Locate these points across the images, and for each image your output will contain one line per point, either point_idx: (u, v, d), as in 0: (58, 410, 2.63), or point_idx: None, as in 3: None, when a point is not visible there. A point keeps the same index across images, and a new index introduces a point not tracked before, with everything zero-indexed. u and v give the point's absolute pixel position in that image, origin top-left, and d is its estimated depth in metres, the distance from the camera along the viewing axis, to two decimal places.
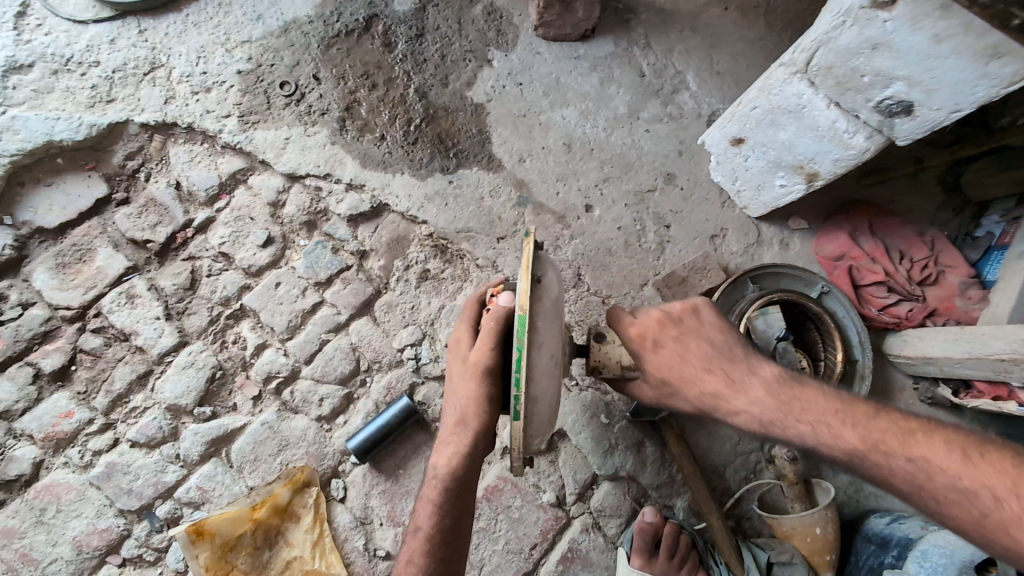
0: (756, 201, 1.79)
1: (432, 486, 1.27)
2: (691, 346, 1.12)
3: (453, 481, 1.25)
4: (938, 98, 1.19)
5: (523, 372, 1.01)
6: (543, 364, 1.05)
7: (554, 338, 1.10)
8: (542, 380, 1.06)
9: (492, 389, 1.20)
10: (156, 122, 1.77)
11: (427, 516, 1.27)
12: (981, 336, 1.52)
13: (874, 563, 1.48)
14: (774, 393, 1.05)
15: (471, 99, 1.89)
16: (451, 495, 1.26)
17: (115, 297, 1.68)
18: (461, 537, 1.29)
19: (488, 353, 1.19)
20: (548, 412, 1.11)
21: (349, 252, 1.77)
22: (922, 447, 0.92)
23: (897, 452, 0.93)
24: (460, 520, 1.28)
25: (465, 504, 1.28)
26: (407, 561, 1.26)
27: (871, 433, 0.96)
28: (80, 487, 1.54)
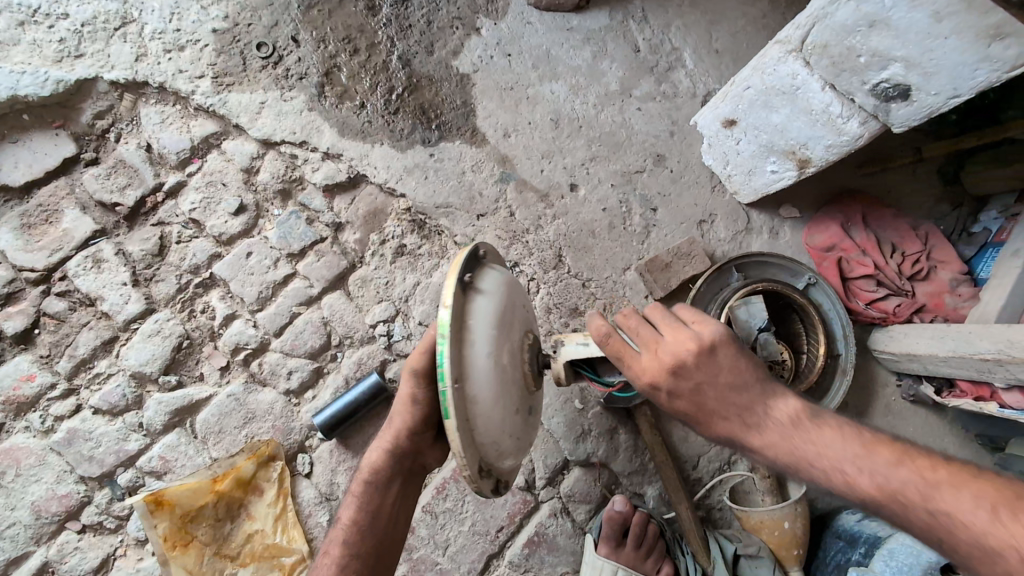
0: (746, 186, 1.71)
1: (357, 479, 1.28)
2: (706, 391, 0.97)
3: (374, 476, 1.26)
4: (936, 82, 1.13)
5: (444, 369, 0.93)
6: (476, 361, 0.97)
7: (493, 340, 1.00)
8: (476, 381, 0.97)
9: (423, 393, 1.19)
10: (126, 80, 1.70)
11: (347, 508, 1.26)
12: (968, 335, 1.47)
13: (842, 559, 1.45)
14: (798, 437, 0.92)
15: (456, 69, 1.81)
16: (373, 488, 1.26)
17: (81, 261, 1.63)
18: (381, 539, 1.27)
19: (421, 359, 1.16)
20: (492, 415, 0.99)
21: (323, 223, 1.71)
22: (949, 502, 0.80)
23: (917, 505, 0.82)
24: (380, 521, 1.26)
25: (388, 500, 1.27)
26: (324, 554, 1.24)
27: (890, 483, 0.84)
28: (40, 453, 1.52)
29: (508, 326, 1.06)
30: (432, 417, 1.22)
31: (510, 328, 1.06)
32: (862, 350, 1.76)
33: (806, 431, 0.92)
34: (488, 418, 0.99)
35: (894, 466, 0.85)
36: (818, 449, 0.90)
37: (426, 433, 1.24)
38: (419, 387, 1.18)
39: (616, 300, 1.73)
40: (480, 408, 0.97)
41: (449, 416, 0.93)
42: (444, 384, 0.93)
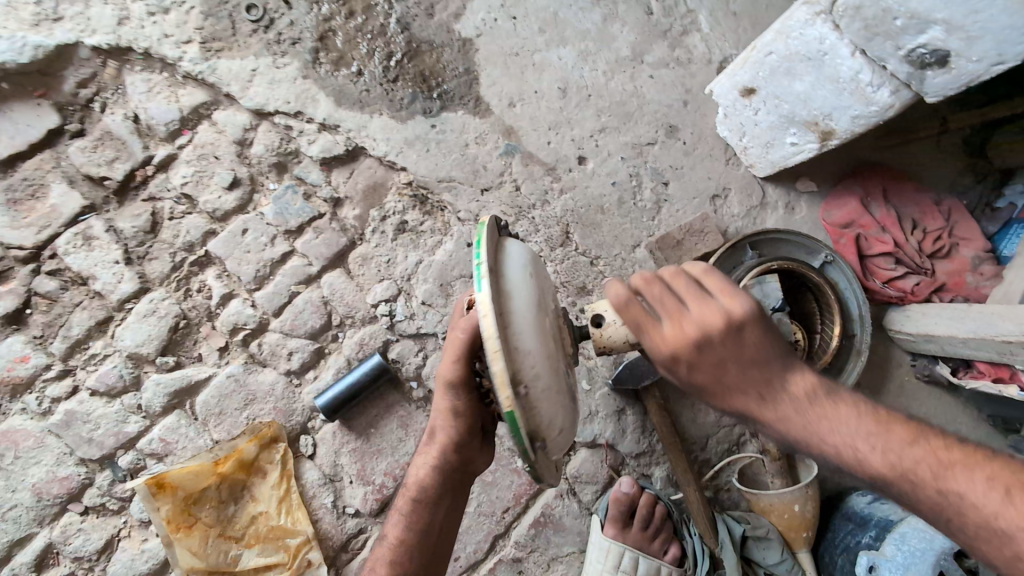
0: (763, 159, 1.64)
1: (404, 495, 1.23)
2: (728, 365, 0.84)
3: (425, 492, 1.19)
4: (978, 47, 1.05)
5: (480, 248, 0.93)
6: (509, 266, 0.96)
7: (525, 255, 1.01)
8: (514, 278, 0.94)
9: (461, 402, 1.14)
10: (109, 45, 1.60)
11: (396, 524, 1.22)
12: (990, 317, 1.42)
13: (851, 541, 1.44)
14: (855, 438, 0.79)
15: (458, 33, 1.71)
16: (423, 506, 1.20)
17: (70, 238, 1.57)
18: (431, 558, 1.21)
19: (452, 368, 1.09)
20: (529, 317, 0.91)
21: (321, 199, 1.65)
22: (961, 484, 0.74)
23: (927, 485, 0.75)
24: (431, 535, 1.21)
25: (440, 517, 1.22)
26: (373, 566, 1.20)
27: (901, 459, 0.77)
28: (38, 435, 1.49)
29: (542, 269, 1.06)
30: (476, 424, 1.18)
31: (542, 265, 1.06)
32: (878, 331, 1.72)
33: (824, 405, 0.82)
34: (526, 319, 0.91)
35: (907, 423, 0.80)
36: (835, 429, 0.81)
37: (472, 441, 1.19)
38: (459, 398, 1.13)
39: (624, 277, 1.67)
40: (516, 301, 0.91)
41: (482, 291, 0.88)
42: (477, 262, 0.92)
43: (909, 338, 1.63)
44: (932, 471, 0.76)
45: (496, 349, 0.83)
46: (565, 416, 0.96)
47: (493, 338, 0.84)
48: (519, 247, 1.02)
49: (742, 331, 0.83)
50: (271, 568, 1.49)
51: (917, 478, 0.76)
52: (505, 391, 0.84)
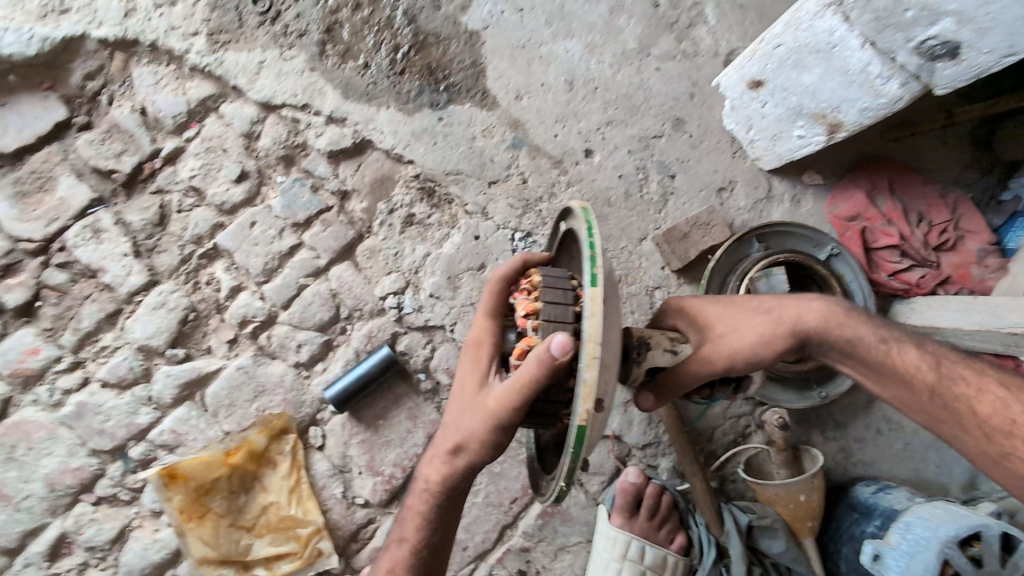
0: (770, 152, 1.64)
1: (419, 497, 1.20)
2: (766, 301, 1.11)
3: (442, 500, 1.17)
4: (989, 39, 1.05)
5: (597, 252, 0.94)
6: (610, 272, 0.98)
7: (614, 271, 1.04)
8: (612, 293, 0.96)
9: (505, 437, 1.07)
10: (116, 37, 1.60)
11: (416, 529, 1.20)
12: (996, 309, 1.44)
13: (856, 531, 1.46)
14: (853, 332, 1.07)
15: (465, 25, 1.70)
16: (442, 509, 1.19)
17: (79, 231, 1.57)
18: (445, 554, 1.24)
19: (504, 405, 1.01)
20: (617, 333, 0.94)
21: (329, 191, 1.65)
22: (985, 401, 1.00)
23: (942, 388, 1.03)
24: (445, 534, 1.22)
25: (454, 518, 1.22)
26: (388, 571, 1.19)
27: (892, 354, 1.06)
28: (50, 426, 1.50)
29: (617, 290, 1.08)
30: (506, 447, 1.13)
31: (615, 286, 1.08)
32: (883, 322, 1.72)
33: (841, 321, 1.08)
34: (614, 337, 0.93)
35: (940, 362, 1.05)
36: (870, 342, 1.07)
37: (498, 462, 1.16)
38: (502, 433, 1.06)
39: (632, 270, 1.68)
40: (613, 312, 0.94)
41: (593, 293, 0.90)
42: (594, 256, 0.95)
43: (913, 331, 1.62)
44: (933, 384, 1.03)
45: (593, 357, 0.85)
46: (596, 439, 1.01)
47: (596, 346, 0.85)
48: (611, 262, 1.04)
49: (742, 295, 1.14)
50: (282, 557, 1.51)
51: (906, 363, 1.06)
52: (588, 402, 0.85)
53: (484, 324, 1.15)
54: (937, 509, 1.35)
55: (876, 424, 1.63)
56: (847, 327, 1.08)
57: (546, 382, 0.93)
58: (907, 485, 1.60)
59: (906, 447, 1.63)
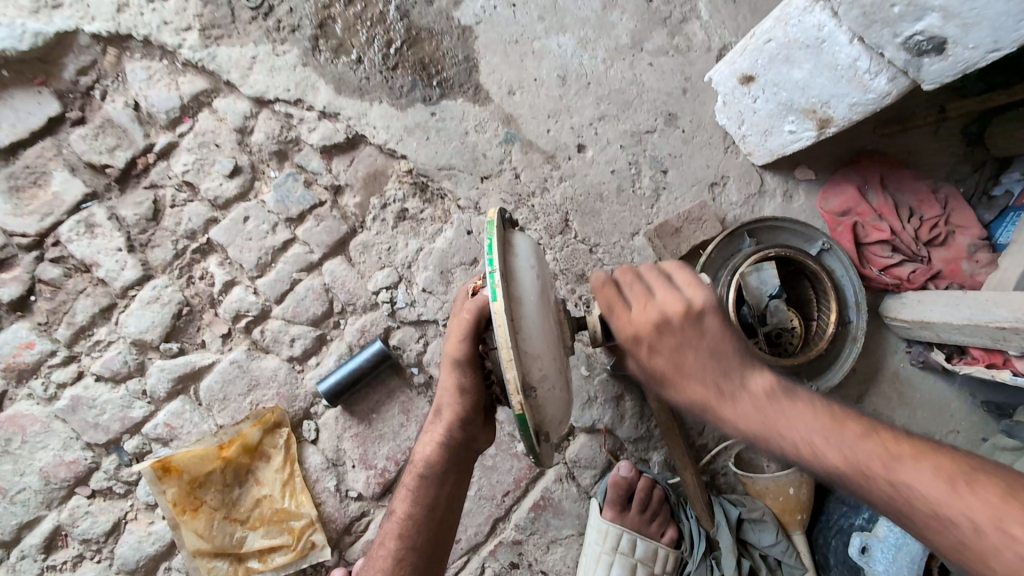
0: (761, 147, 1.64)
1: (410, 472, 1.25)
2: (687, 353, 0.89)
3: (430, 468, 1.22)
4: (975, 34, 1.06)
5: (491, 255, 0.96)
6: (519, 271, 0.99)
7: (530, 255, 1.05)
8: (522, 285, 0.98)
9: (468, 380, 1.16)
10: (109, 32, 1.60)
11: (404, 501, 1.24)
12: (985, 302, 1.44)
13: (844, 523, 1.47)
14: (734, 404, 0.86)
15: (457, 20, 1.71)
16: (430, 482, 1.22)
17: (73, 225, 1.58)
18: (437, 533, 1.23)
19: (460, 347, 1.12)
20: (538, 326, 0.97)
21: (322, 186, 1.65)
22: (909, 475, 0.75)
23: (878, 474, 0.76)
24: (437, 510, 1.23)
25: (444, 493, 1.23)
26: (380, 547, 1.23)
27: (856, 452, 0.78)
28: (45, 420, 1.51)
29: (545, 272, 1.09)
30: (481, 402, 1.20)
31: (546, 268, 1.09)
32: (874, 317, 1.73)
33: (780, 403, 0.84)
34: (532, 324, 0.96)
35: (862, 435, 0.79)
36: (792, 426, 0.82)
37: (475, 420, 1.21)
38: (466, 376, 1.16)
39: (623, 265, 1.69)
40: (526, 308, 0.96)
41: (495, 300, 0.92)
42: (491, 270, 0.95)
43: (906, 330, 1.65)
44: (888, 468, 0.76)
45: (509, 358, 0.90)
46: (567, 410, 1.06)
47: (508, 348, 0.90)
48: (525, 249, 1.05)
49: (703, 319, 0.90)
50: (276, 550, 1.52)
51: (821, 450, 0.80)
52: (517, 396, 0.91)
53: None
54: None
55: None
56: (761, 409, 0.85)
57: (479, 312, 1.09)
58: None
59: None
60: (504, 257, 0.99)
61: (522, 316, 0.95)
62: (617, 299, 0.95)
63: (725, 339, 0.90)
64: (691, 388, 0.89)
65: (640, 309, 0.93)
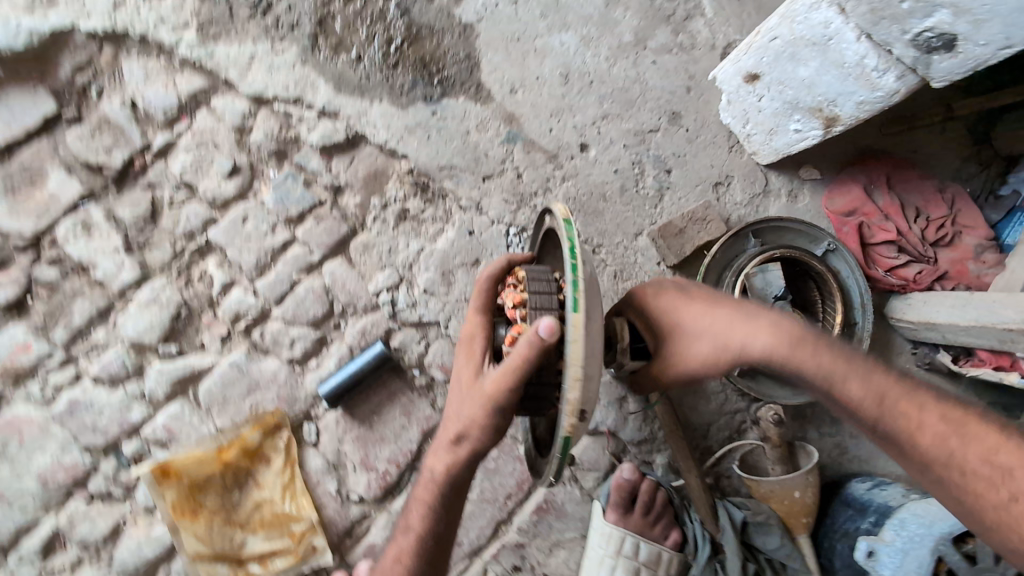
0: (766, 146, 1.62)
1: (426, 488, 1.20)
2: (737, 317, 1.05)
3: (449, 488, 1.18)
4: (987, 31, 1.04)
5: (576, 268, 0.99)
6: (593, 286, 1.03)
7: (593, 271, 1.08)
8: (594, 301, 1.02)
9: (503, 420, 1.09)
10: (105, 30, 1.58)
11: (421, 517, 1.20)
12: (991, 304, 1.43)
13: (850, 527, 1.46)
14: (802, 348, 0.97)
15: (459, 18, 1.69)
16: (448, 500, 1.19)
17: (70, 226, 1.56)
18: (451, 546, 1.23)
19: (504, 392, 1.04)
20: (598, 344, 1.00)
21: (321, 186, 1.64)
22: (953, 420, 0.90)
23: (920, 415, 0.91)
24: (452, 525, 1.21)
25: (460, 508, 1.21)
26: (395, 561, 1.20)
27: (892, 395, 0.93)
28: (42, 423, 1.50)
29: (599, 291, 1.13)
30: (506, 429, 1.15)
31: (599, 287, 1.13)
32: (879, 319, 1.72)
33: (814, 349, 0.96)
34: (596, 345, 1.00)
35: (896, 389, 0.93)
36: (819, 361, 0.96)
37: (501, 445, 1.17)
38: (502, 415, 1.08)
39: (627, 265, 1.67)
40: (595, 324, 1.00)
41: (575, 314, 0.96)
42: (575, 279, 0.98)
43: (911, 329, 1.63)
44: (921, 410, 0.91)
45: (577, 376, 0.94)
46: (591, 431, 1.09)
47: (577, 368, 0.94)
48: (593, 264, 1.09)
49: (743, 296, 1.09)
50: (276, 554, 1.51)
51: (846, 386, 0.94)
52: (573, 416, 0.97)
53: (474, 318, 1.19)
54: (931, 502, 1.33)
55: None
56: (801, 348, 0.97)
57: (538, 357, 0.98)
58: (903, 481, 1.60)
59: None
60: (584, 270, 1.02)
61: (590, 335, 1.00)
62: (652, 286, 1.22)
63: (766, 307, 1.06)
64: (738, 334, 1.04)
65: (673, 288, 1.19)
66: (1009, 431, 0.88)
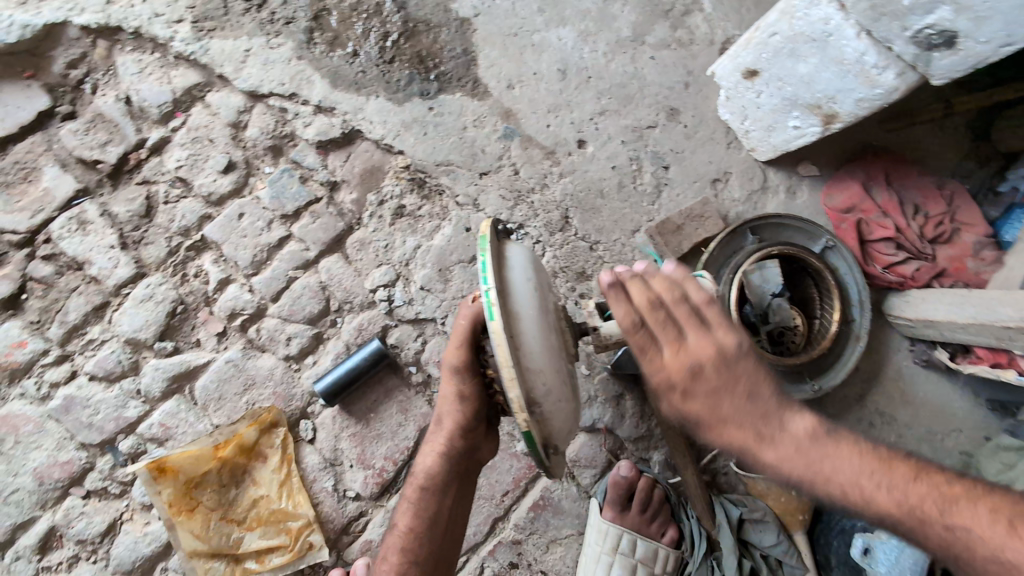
0: (765, 143, 1.61)
1: (411, 485, 1.27)
2: (730, 399, 0.83)
3: (430, 481, 1.24)
4: (988, 28, 1.03)
5: (485, 271, 0.96)
6: (516, 280, 1.01)
7: (528, 268, 1.05)
8: (518, 297, 0.99)
9: (468, 391, 1.18)
10: (99, 24, 1.57)
11: (404, 514, 1.26)
12: (990, 302, 1.42)
13: (846, 524, 1.46)
14: (718, 418, 0.83)
15: (456, 13, 1.68)
16: (430, 495, 1.24)
17: (65, 222, 1.55)
18: (439, 544, 1.26)
19: (458, 355, 1.14)
20: (538, 335, 0.98)
21: (318, 182, 1.63)
22: (855, 475, 0.79)
23: (818, 473, 0.80)
24: (439, 522, 1.25)
25: (446, 505, 1.25)
26: (383, 560, 1.24)
27: (808, 464, 0.81)
28: (38, 420, 1.49)
29: (543, 285, 1.08)
30: (483, 412, 1.21)
31: (545, 282, 1.09)
32: (877, 315, 1.71)
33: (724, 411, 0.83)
34: (534, 340, 0.97)
35: (809, 436, 0.82)
36: (729, 431, 0.83)
37: (479, 429, 1.23)
38: (466, 384, 1.17)
39: (625, 262, 1.66)
40: (524, 323, 0.97)
41: (494, 319, 0.93)
42: (486, 286, 0.95)
43: (912, 330, 1.63)
44: (824, 466, 0.80)
45: (510, 377, 0.91)
46: (574, 417, 1.07)
47: (508, 367, 0.91)
48: (523, 261, 1.06)
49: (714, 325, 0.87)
50: (273, 550, 1.51)
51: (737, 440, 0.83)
52: (521, 414, 0.92)
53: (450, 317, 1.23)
54: None
55: (869, 417, 1.67)
56: (720, 419, 0.83)
57: (477, 316, 1.11)
58: None
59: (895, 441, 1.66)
60: (500, 273, 1.00)
61: (521, 332, 0.96)
62: (616, 283, 0.91)
63: (723, 340, 0.86)
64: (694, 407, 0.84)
65: (631, 293, 0.90)
66: (869, 471, 0.79)
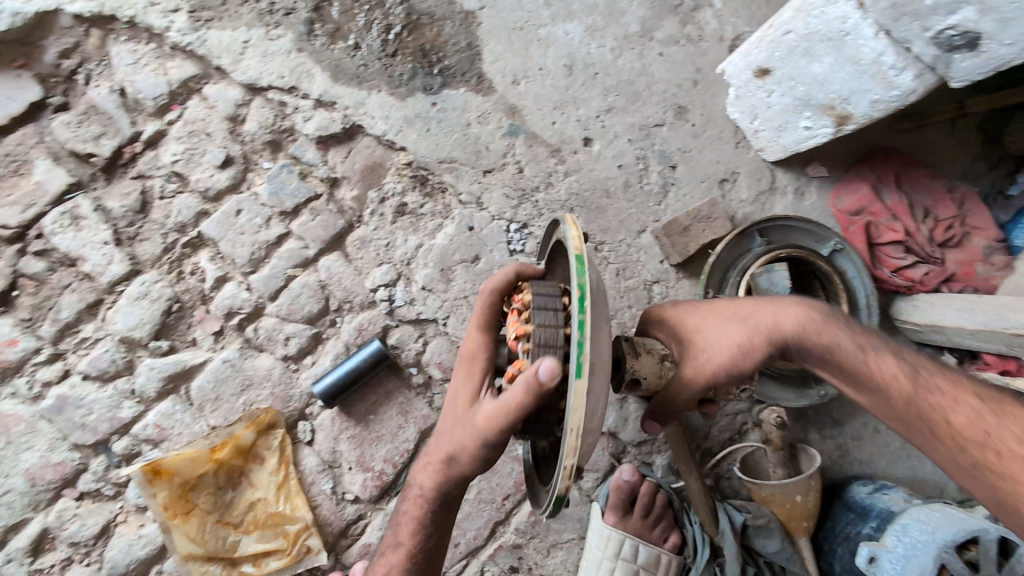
0: (775, 143, 1.58)
1: (415, 502, 1.17)
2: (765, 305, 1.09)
3: (439, 501, 1.14)
4: (1012, 30, 1.00)
5: (585, 314, 0.86)
6: (599, 326, 0.93)
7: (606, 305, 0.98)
8: (600, 348, 0.91)
9: (499, 445, 1.05)
10: (92, 13, 1.53)
11: (410, 532, 1.17)
12: (1002, 307, 1.41)
13: (850, 531, 1.45)
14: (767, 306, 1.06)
15: (460, 5, 1.63)
16: (437, 515, 1.16)
17: (57, 217, 1.51)
18: (440, 555, 1.21)
19: (500, 418, 0.99)
20: (603, 393, 0.93)
21: (318, 179, 1.59)
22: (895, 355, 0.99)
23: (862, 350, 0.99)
24: (442, 536, 1.19)
25: (450, 520, 1.19)
26: None
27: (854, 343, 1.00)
28: (29, 420, 1.46)
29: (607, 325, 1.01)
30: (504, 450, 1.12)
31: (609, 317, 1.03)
32: (884, 319, 1.69)
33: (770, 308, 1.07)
34: (599, 399, 0.92)
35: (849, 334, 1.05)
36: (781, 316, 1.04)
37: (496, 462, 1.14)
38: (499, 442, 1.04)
39: (630, 263, 1.63)
40: (598, 381, 0.91)
41: (580, 377, 0.85)
42: (581, 337, 0.86)
43: (917, 337, 1.59)
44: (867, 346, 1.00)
45: (575, 447, 0.86)
46: None
47: (576, 436, 0.85)
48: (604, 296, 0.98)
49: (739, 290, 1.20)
50: (270, 554, 1.48)
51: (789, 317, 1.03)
52: (568, 480, 0.89)
53: (475, 337, 1.17)
54: (935, 511, 1.34)
55: (875, 422, 1.64)
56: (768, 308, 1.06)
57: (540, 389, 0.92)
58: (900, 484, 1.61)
59: (903, 446, 1.64)
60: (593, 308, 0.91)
61: (594, 389, 0.90)
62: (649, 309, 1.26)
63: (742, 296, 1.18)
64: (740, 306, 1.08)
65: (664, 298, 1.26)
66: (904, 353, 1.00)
